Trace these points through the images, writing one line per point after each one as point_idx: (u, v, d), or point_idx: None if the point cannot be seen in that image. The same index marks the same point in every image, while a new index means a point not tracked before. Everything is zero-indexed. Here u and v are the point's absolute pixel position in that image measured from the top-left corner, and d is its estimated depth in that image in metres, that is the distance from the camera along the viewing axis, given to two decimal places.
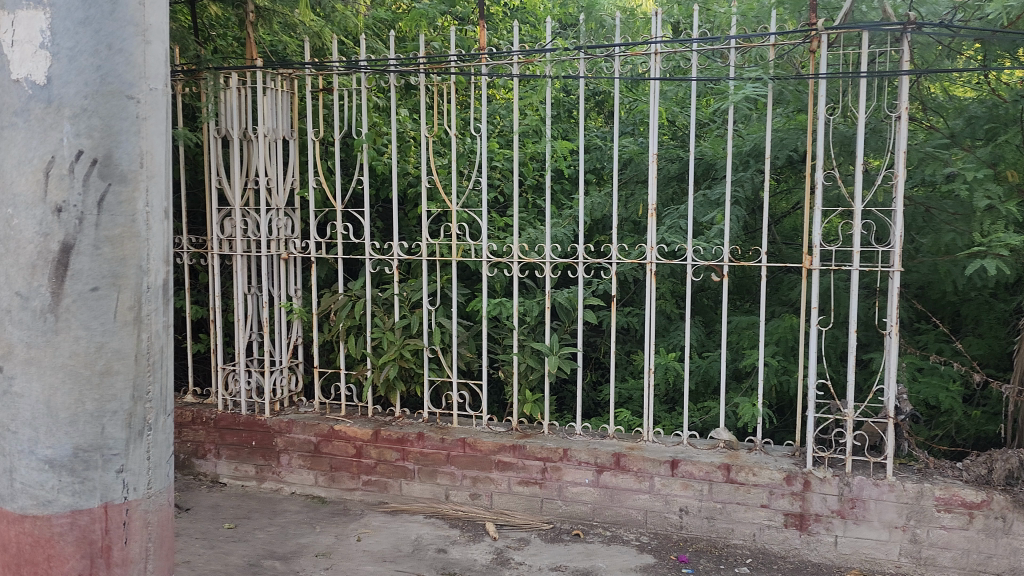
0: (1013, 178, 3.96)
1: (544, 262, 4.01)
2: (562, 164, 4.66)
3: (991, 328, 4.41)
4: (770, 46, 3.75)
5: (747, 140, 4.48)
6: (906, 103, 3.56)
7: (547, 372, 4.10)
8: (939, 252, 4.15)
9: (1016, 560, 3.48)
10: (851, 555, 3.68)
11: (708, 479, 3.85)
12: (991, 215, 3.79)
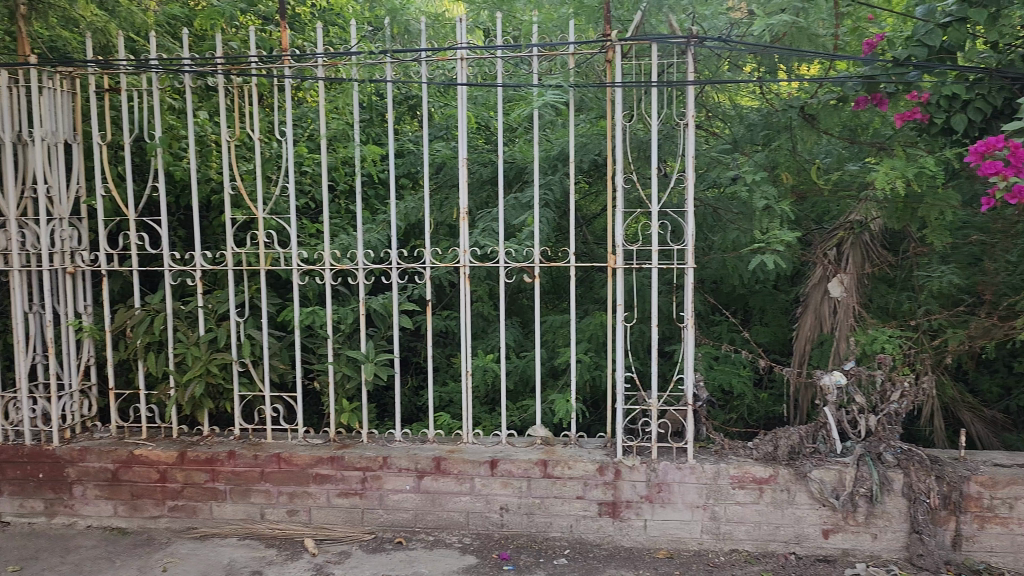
0: (787, 180, 4.39)
1: (358, 269, 3.95)
2: (373, 169, 4.61)
3: (776, 317, 4.87)
4: (570, 55, 3.90)
5: (554, 145, 4.67)
6: (693, 111, 3.82)
7: (364, 380, 4.08)
8: (727, 249, 4.49)
9: (800, 528, 3.83)
10: (659, 537, 3.91)
11: (526, 476, 3.94)
12: (769, 215, 4.15)
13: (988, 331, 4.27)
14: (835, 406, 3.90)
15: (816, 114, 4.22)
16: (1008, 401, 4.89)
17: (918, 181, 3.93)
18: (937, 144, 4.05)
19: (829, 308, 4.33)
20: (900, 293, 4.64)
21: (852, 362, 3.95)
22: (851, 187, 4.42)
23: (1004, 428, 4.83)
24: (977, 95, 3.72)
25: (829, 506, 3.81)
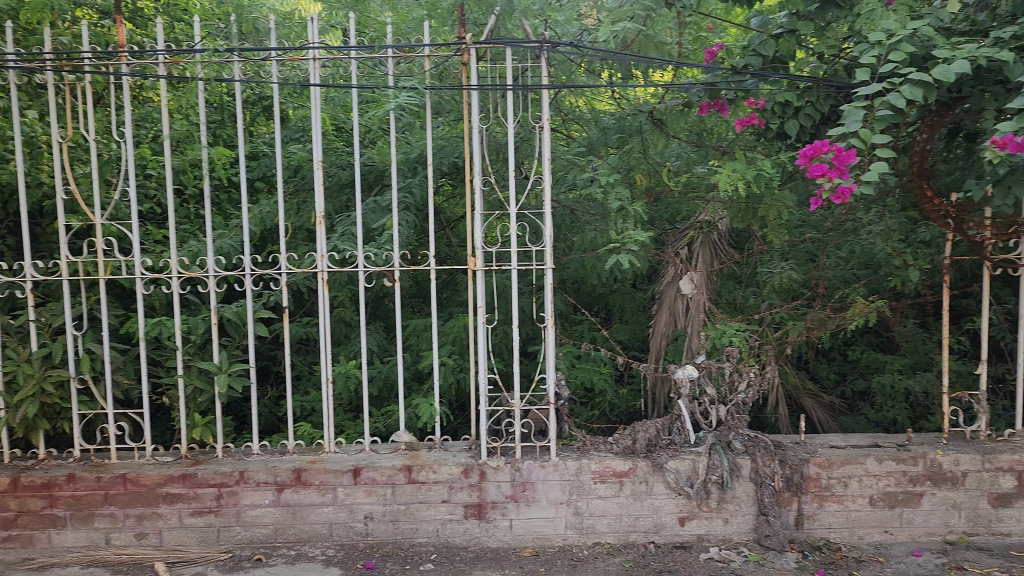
0: (641, 182, 4.54)
1: (208, 276, 3.78)
2: (224, 172, 4.43)
3: (634, 314, 5.01)
4: (425, 57, 3.88)
5: (413, 147, 4.61)
6: (549, 115, 3.87)
7: (217, 393, 3.85)
8: (586, 250, 4.60)
9: (659, 517, 3.98)
10: (525, 536, 3.96)
11: (391, 483, 3.89)
12: (623, 216, 4.28)
13: (823, 322, 4.57)
14: (688, 398, 4.10)
15: (664, 118, 4.44)
16: (844, 386, 5.27)
17: (757, 183, 4.19)
18: (773, 147, 4.28)
19: (682, 304, 4.53)
20: (746, 288, 4.91)
21: (703, 355, 4.15)
22: (699, 188, 4.59)
23: (841, 412, 5.17)
24: (807, 103, 3.99)
25: (685, 495, 3.97)
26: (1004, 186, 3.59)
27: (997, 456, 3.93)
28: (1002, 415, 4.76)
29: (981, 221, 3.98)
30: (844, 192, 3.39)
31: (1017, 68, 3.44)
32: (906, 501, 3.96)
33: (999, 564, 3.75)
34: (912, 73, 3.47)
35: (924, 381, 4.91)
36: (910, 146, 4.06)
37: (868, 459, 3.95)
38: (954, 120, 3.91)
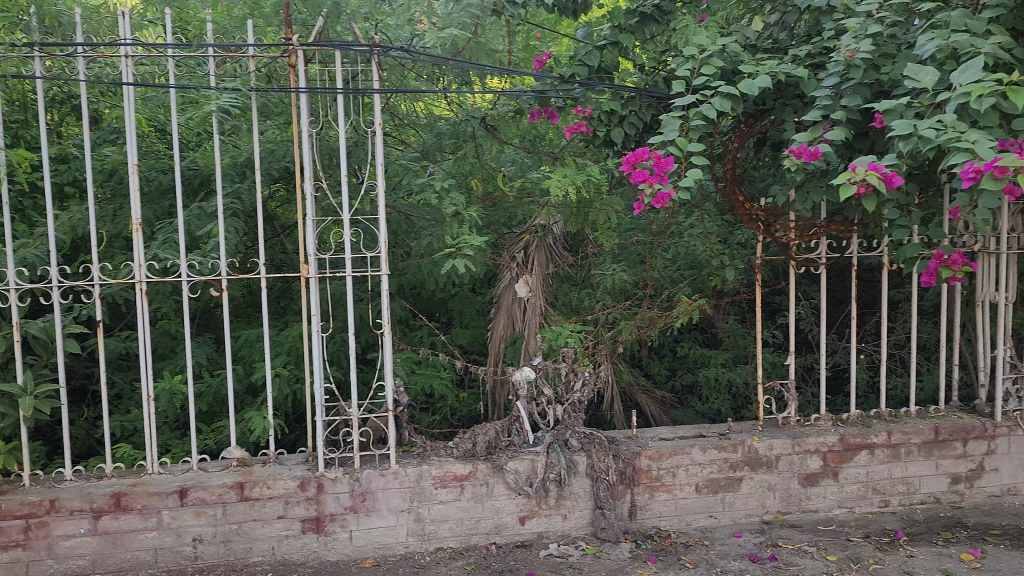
0: (477, 187, 4.63)
1: (8, 289, 3.46)
2: (28, 177, 4.09)
3: (473, 318, 5.06)
4: (250, 58, 3.74)
5: (240, 151, 4.43)
6: (380, 120, 3.79)
7: (21, 417, 3.54)
8: (423, 255, 4.59)
9: (500, 518, 4.03)
10: (365, 546, 3.89)
11: (221, 502, 3.72)
12: (459, 221, 4.29)
13: (652, 321, 4.78)
14: (526, 399, 4.17)
15: (496, 124, 4.46)
16: (674, 381, 5.52)
17: (586, 188, 4.37)
18: (600, 155, 4.52)
19: (520, 308, 4.61)
20: (581, 290, 5.05)
21: (540, 358, 4.21)
22: (533, 192, 4.69)
23: (672, 405, 5.41)
24: (630, 112, 4.16)
25: (524, 494, 4.04)
26: (802, 192, 3.94)
27: (805, 439, 4.26)
28: (810, 401, 5.18)
29: (786, 224, 4.27)
30: (663, 196, 3.58)
31: (810, 83, 3.79)
32: (728, 486, 4.23)
33: (809, 539, 4.07)
34: (721, 86, 3.74)
35: (744, 373, 5.25)
36: (723, 155, 4.33)
37: (693, 448, 4.18)
38: (760, 131, 4.22)
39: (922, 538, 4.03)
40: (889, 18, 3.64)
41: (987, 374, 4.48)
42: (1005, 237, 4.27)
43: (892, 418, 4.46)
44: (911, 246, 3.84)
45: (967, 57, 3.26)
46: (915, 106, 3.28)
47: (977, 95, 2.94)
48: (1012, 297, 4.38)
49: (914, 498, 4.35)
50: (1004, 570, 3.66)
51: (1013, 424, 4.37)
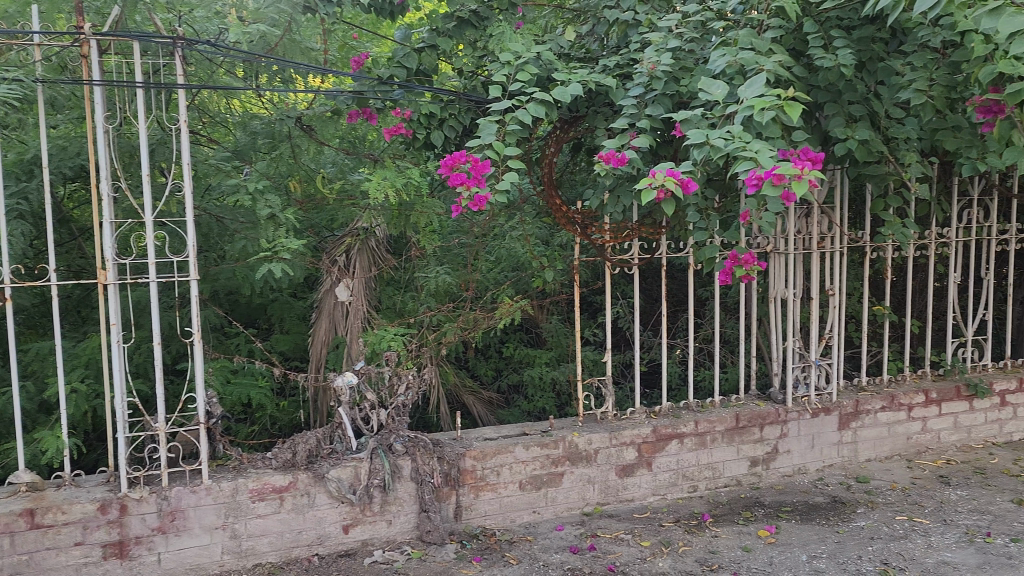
0: (295, 189, 4.57)
1: None
2: None
3: (294, 324, 4.91)
4: (34, 46, 3.44)
5: (27, 147, 4.06)
6: (187, 117, 3.54)
7: None
8: (238, 260, 4.41)
9: (322, 528, 3.93)
10: (176, 568, 3.68)
11: (8, 531, 3.42)
12: (274, 223, 4.16)
13: (475, 322, 4.84)
14: (348, 406, 4.08)
15: (313, 124, 4.39)
16: (500, 381, 5.58)
17: (406, 191, 4.37)
18: (421, 157, 4.52)
19: (341, 312, 4.52)
20: (404, 294, 5.01)
21: (362, 362, 4.17)
22: (353, 194, 4.57)
23: (499, 405, 5.47)
24: (449, 115, 4.22)
25: (347, 502, 3.96)
26: (614, 195, 4.14)
27: (621, 432, 4.46)
28: (626, 396, 5.40)
29: (601, 226, 4.43)
30: (480, 200, 3.63)
31: (618, 92, 3.99)
32: (550, 481, 4.35)
33: (625, 527, 4.25)
34: (536, 92, 3.84)
35: (566, 370, 5.37)
36: (540, 160, 4.44)
37: (516, 447, 4.27)
38: (575, 137, 4.38)
39: (726, 519, 4.32)
40: (686, 33, 3.95)
41: (779, 363, 4.88)
42: (791, 238, 4.68)
43: (698, 408, 4.75)
44: (709, 247, 4.15)
45: (754, 73, 3.55)
46: (709, 116, 3.54)
47: (759, 109, 3.23)
48: (799, 292, 4.80)
49: (719, 482, 4.65)
50: (794, 543, 3.99)
51: (802, 409, 4.79)
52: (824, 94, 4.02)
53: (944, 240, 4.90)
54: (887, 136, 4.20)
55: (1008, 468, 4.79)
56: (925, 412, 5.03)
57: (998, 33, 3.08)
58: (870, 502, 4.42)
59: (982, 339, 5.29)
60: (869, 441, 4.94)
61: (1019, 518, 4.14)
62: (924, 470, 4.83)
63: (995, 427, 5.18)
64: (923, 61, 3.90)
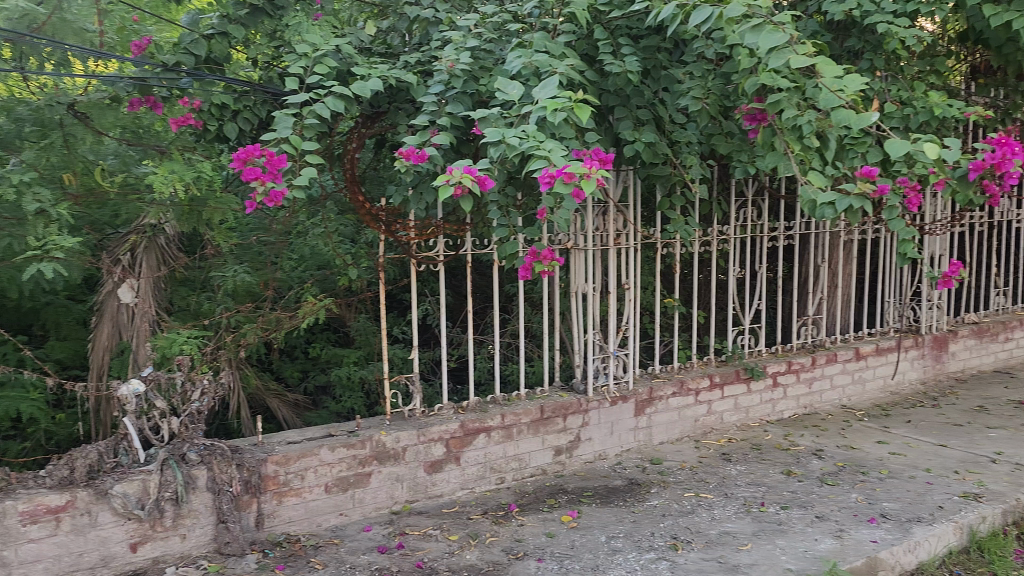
0: (71, 182, 4.08)
1: None
2: None
3: (72, 329, 4.52)
4: None
5: None
6: None
7: None
8: (4, 261, 4.00)
9: (106, 549, 3.62)
10: None
11: None
12: (44, 219, 3.80)
13: (277, 323, 4.66)
14: (135, 415, 3.82)
15: (88, 112, 4.08)
16: (306, 382, 5.41)
17: (196, 186, 4.12)
18: (212, 150, 4.29)
19: (126, 315, 4.21)
20: (200, 294, 4.76)
21: (150, 369, 3.92)
22: (138, 188, 4.31)
23: (305, 408, 5.28)
24: (244, 107, 4.09)
25: (135, 519, 3.68)
26: (417, 192, 4.15)
27: (429, 429, 4.47)
28: (435, 393, 5.37)
29: (406, 223, 4.39)
30: (277, 196, 3.53)
31: (419, 89, 4.00)
32: (357, 482, 4.28)
33: (434, 523, 4.26)
34: (335, 86, 3.76)
35: (373, 370, 5.22)
36: (342, 156, 4.37)
37: (321, 449, 4.16)
38: (377, 134, 4.34)
39: (531, 507, 4.44)
40: (485, 34, 4.06)
41: (581, 355, 5.07)
42: (591, 235, 4.88)
43: (505, 402, 4.85)
44: (511, 244, 4.29)
45: (548, 75, 3.70)
46: (507, 115, 3.65)
47: (552, 109, 3.36)
48: (597, 286, 5.03)
49: (525, 472, 4.78)
50: (595, 525, 4.18)
51: (601, 398, 5.02)
52: (614, 98, 4.25)
53: (724, 237, 5.33)
54: (671, 139, 4.54)
55: (780, 443, 5.29)
56: (710, 395, 5.44)
57: (759, 48, 3.41)
58: (662, 482, 4.72)
59: (757, 326, 5.79)
60: (662, 425, 5.26)
61: (788, 487, 4.58)
62: (709, 449, 5.22)
63: (769, 406, 5.69)
64: (700, 70, 4.23)
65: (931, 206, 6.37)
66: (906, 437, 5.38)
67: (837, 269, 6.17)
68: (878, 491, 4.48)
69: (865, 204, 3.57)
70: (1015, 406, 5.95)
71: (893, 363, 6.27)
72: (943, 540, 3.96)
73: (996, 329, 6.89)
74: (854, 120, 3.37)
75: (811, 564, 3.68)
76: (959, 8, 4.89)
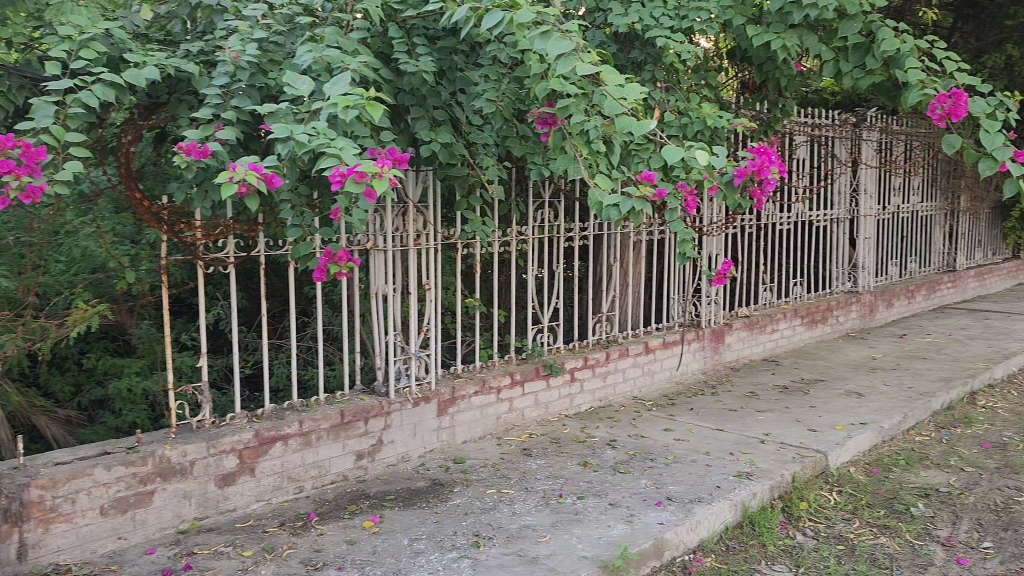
0: None
1: None
2: None
3: None
4: None
5: None
6: None
7: None
8: None
9: None
10: None
11: None
12: None
13: (42, 332, 4.21)
14: None
15: None
16: (80, 397, 4.95)
17: None
18: None
19: None
20: None
21: None
22: None
23: (79, 425, 4.84)
24: None
25: None
26: (202, 190, 3.90)
27: (220, 440, 4.22)
28: (228, 402, 5.09)
29: (190, 223, 4.12)
30: (35, 190, 3.18)
31: (202, 80, 3.77)
32: (138, 502, 3.95)
33: (225, 539, 4.02)
34: (104, 73, 3.47)
35: (158, 379, 4.82)
36: (116, 149, 4.05)
37: (95, 468, 3.81)
38: (156, 126, 4.07)
39: (331, 515, 4.31)
40: (273, 26, 3.94)
41: (382, 357, 5.02)
42: (390, 236, 4.83)
43: (303, 408, 4.69)
44: (305, 244, 4.15)
45: (340, 71, 3.66)
46: (297, 112, 3.55)
47: (343, 106, 3.28)
48: (398, 287, 4.99)
49: (325, 479, 4.63)
50: (397, 529, 4.13)
51: (403, 400, 4.98)
52: (410, 98, 4.25)
53: (522, 237, 5.46)
54: (467, 141, 4.60)
55: (576, 435, 5.51)
56: (511, 393, 5.55)
57: (546, 54, 3.52)
58: (465, 480, 4.76)
59: (555, 324, 6.01)
60: (465, 424, 5.31)
61: (584, 477, 4.78)
62: (511, 445, 5.33)
63: (567, 401, 5.91)
64: (494, 74, 4.37)
65: (708, 209, 6.92)
66: (689, 424, 5.78)
67: (627, 268, 6.52)
68: (664, 475, 4.78)
69: (646, 206, 3.76)
70: (780, 391, 6.58)
71: (677, 356, 6.72)
72: (720, 517, 4.29)
73: (764, 321, 7.59)
74: (635, 126, 3.53)
75: (603, 549, 3.85)
76: (726, 27, 5.34)
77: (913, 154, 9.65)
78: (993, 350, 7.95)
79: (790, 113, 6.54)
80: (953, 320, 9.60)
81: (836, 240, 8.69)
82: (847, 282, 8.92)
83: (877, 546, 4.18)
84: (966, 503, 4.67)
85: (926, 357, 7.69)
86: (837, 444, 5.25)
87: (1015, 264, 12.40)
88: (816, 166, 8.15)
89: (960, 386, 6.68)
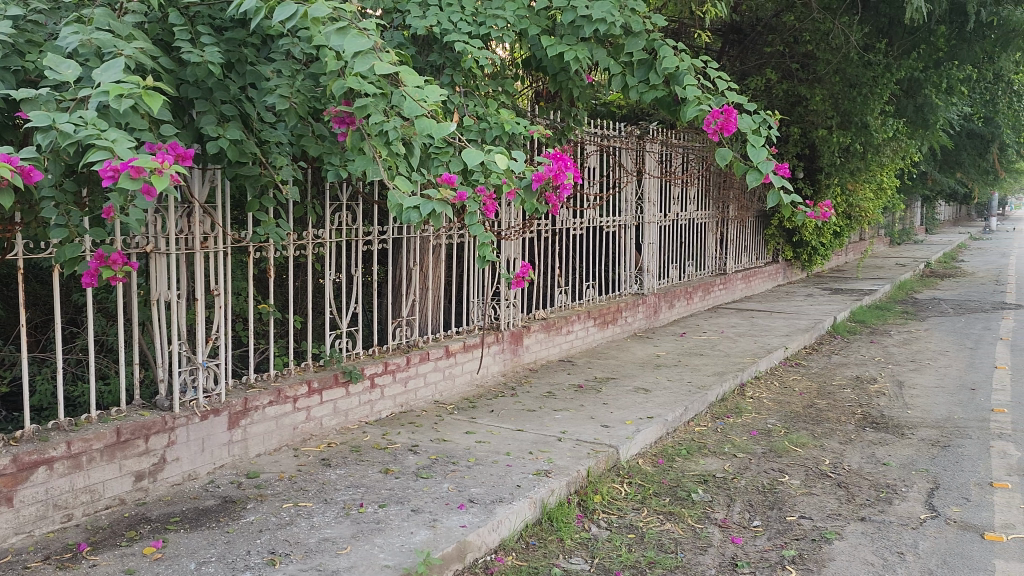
0: None
1: None
2: None
3: None
4: None
5: None
6: None
7: None
8: None
9: None
10: None
11: None
12: None
13: None
14: None
15: None
16: None
17: None
18: None
19: None
20: None
21: None
22: None
23: None
24: None
25: None
26: None
27: None
28: None
29: None
30: None
31: None
32: None
33: None
34: None
35: None
36: None
37: None
38: None
39: (105, 544, 3.91)
40: (32, 3, 3.58)
41: (165, 369, 4.68)
42: (173, 239, 4.45)
43: (71, 427, 4.22)
44: (71, 246, 3.73)
45: (111, 56, 3.36)
46: (61, 99, 3.22)
47: (115, 95, 2.96)
48: (182, 293, 4.63)
49: (98, 505, 4.19)
50: (182, 553, 3.82)
51: (190, 413, 4.64)
52: (194, 90, 4.01)
53: (319, 241, 5.27)
54: (259, 138, 4.37)
55: (377, 442, 5.40)
56: (308, 401, 5.35)
57: (342, 51, 3.43)
58: (259, 496, 4.50)
59: (354, 329, 5.88)
60: (258, 436, 5.04)
61: (386, 485, 4.69)
62: (308, 456, 5.12)
63: (367, 408, 5.78)
64: (287, 69, 4.18)
65: (506, 214, 7.09)
66: (489, 425, 5.86)
67: (427, 272, 6.52)
68: (466, 478, 4.81)
69: (446, 208, 3.74)
70: (575, 390, 6.84)
71: (478, 359, 6.80)
72: (520, 515, 4.37)
73: (559, 323, 7.88)
74: (434, 129, 3.52)
75: (405, 557, 3.79)
76: (521, 37, 5.50)
77: (689, 165, 10.43)
78: (758, 345, 8.77)
79: (581, 123, 6.86)
80: (725, 318, 10.48)
81: (624, 245, 9.22)
82: (634, 285, 9.48)
83: (664, 533, 4.45)
84: (738, 486, 5.10)
85: (702, 353, 8.34)
86: (626, 438, 5.54)
87: (776, 268, 13.77)
88: (605, 175, 8.58)
89: (731, 378, 7.31)
